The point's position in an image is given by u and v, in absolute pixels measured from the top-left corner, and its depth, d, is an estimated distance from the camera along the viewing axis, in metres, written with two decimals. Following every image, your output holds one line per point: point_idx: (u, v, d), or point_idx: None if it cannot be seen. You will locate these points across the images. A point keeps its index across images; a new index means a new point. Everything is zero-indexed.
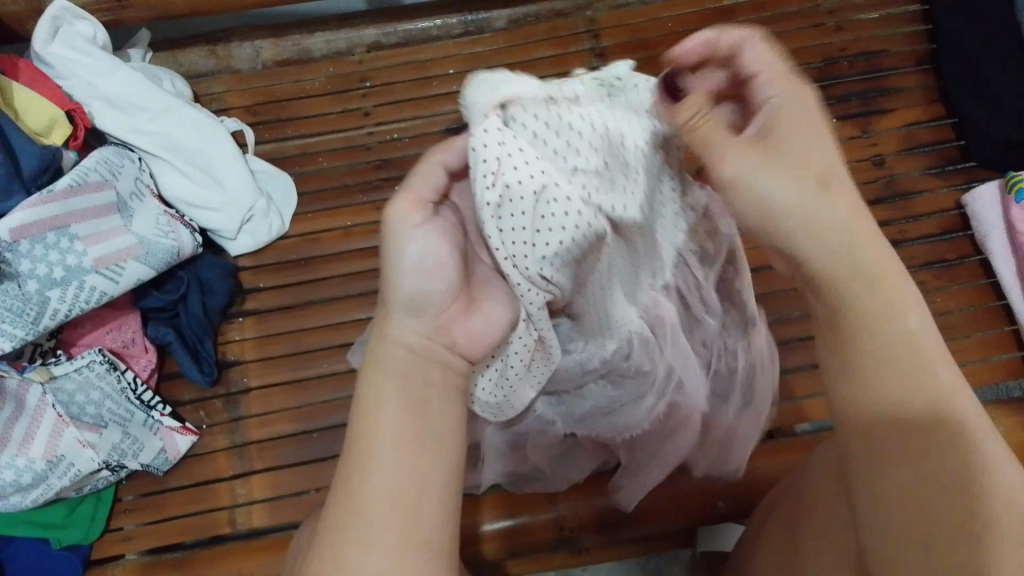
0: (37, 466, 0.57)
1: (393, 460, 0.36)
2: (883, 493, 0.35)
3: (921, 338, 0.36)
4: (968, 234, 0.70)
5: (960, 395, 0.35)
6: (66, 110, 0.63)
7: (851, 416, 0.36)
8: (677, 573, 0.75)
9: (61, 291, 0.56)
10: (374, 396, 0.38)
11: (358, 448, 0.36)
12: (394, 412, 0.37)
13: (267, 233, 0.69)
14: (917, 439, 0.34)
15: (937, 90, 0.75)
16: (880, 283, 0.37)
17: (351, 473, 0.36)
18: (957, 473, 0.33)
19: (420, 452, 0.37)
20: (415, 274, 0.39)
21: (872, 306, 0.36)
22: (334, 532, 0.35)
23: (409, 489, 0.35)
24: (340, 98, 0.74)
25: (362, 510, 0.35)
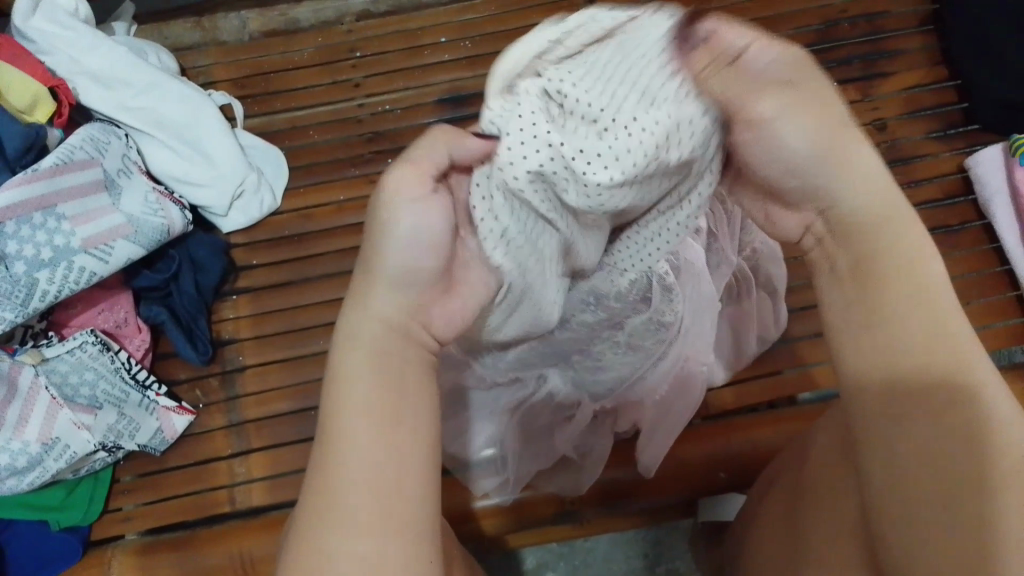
0: (33, 449, 0.57)
1: (367, 435, 0.32)
2: (894, 454, 0.34)
3: (934, 293, 0.35)
4: (970, 199, 0.69)
5: (976, 356, 0.34)
6: (49, 87, 0.61)
7: (861, 377, 0.35)
8: (679, 542, 0.76)
9: (50, 272, 0.55)
10: (348, 375, 0.33)
11: (329, 426, 0.33)
12: (361, 379, 0.33)
13: (259, 209, 0.68)
14: (929, 398, 0.33)
15: (940, 52, 0.73)
16: (893, 231, 0.36)
17: (324, 457, 0.32)
18: (957, 437, 0.32)
19: (393, 421, 0.33)
20: (405, 249, 0.34)
21: (895, 264, 0.35)
22: (312, 525, 0.31)
23: (386, 478, 0.32)
24: (332, 70, 0.73)
25: (342, 498, 0.31)
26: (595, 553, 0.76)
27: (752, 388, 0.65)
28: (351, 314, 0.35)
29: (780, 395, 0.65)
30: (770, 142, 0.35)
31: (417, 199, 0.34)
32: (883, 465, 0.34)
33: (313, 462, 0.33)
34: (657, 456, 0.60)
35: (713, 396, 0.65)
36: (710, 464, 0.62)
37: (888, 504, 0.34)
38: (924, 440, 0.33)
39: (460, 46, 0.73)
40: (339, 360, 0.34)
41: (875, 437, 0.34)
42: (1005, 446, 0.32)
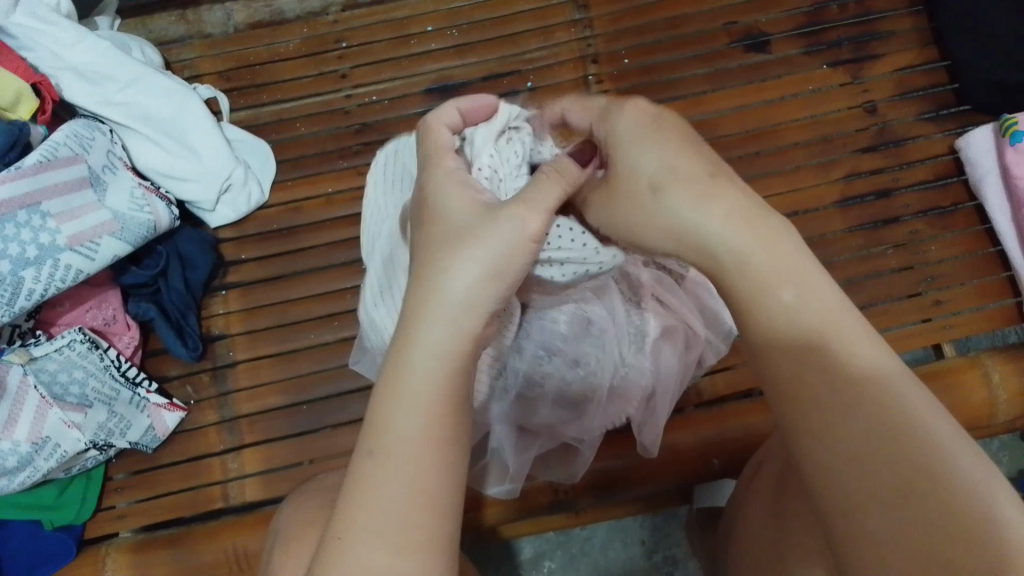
0: (23, 448, 0.56)
1: (416, 460, 0.32)
2: (838, 468, 0.32)
3: (831, 309, 0.35)
4: (962, 180, 0.69)
5: (877, 353, 0.34)
6: (31, 83, 0.60)
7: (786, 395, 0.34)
8: (676, 530, 0.76)
9: (36, 270, 0.54)
10: (401, 388, 0.33)
11: (376, 448, 0.32)
12: (416, 406, 0.32)
13: (247, 203, 0.68)
14: (855, 403, 0.32)
15: (930, 32, 0.73)
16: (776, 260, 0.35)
17: (364, 478, 0.32)
18: (920, 454, 0.31)
19: (442, 447, 0.32)
20: (444, 273, 0.35)
21: (763, 267, 0.35)
22: (349, 542, 0.31)
23: (431, 488, 0.31)
24: (316, 61, 0.72)
25: (392, 514, 0.31)
26: (591, 542, 0.76)
27: (742, 375, 0.65)
28: (402, 336, 0.34)
29: None
30: (670, 225, 0.38)
31: (522, 240, 0.35)
32: (839, 476, 0.32)
33: (352, 477, 0.32)
34: (656, 435, 0.58)
35: (707, 383, 0.65)
36: (703, 451, 0.62)
37: (843, 516, 0.31)
38: (877, 449, 0.31)
39: (447, 34, 0.72)
40: (395, 369, 0.33)
41: (818, 446, 0.32)
42: (965, 460, 0.31)
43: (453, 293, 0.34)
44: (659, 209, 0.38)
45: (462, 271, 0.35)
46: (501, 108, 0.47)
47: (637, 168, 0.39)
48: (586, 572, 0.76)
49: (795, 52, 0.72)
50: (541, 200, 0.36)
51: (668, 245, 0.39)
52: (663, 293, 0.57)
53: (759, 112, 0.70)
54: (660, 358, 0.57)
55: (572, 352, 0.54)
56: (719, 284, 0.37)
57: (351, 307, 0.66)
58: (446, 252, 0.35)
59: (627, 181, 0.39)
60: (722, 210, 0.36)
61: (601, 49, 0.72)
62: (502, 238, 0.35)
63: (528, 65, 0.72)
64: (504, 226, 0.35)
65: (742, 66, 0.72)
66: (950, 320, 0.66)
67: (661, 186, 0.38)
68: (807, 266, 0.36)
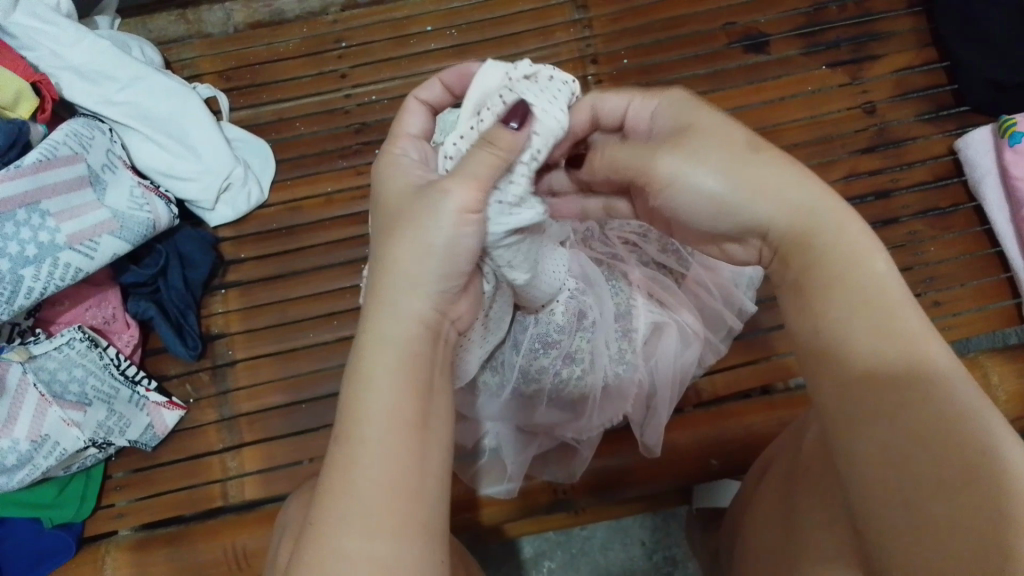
0: (23, 447, 0.56)
1: (383, 446, 0.32)
2: (867, 456, 0.31)
3: (879, 287, 0.34)
4: (961, 180, 0.69)
5: (928, 339, 0.32)
6: (31, 82, 0.60)
7: (824, 386, 0.33)
8: (676, 529, 0.76)
9: (35, 269, 0.55)
10: (371, 380, 0.33)
11: (349, 436, 0.32)
12: (385, 396, 0.33)
13: (246, 203, 0.68)
14: (889, 393, 0.31)
15: (929, 33, 0.73)
16: (839, 231, 0.36)
17: (337, 472, 0.31)
18: (951, 447, 0.29)
19: (409, 434, 0.32)
20: (416, 256, 0.35)
21: (840, 247, 0.35)
22: (320, 529, 0.31)
23: (403, 479, 0.31)
24: (316, 61, 0.72)
25: (365, 504, 0.30)
26: (592, 541, 0.76)
27: (741, 375, 0.65)
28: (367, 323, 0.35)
29: (771, 382, 0.65)
30: (760, 177, 0.38)
31: (458, 213, 0.35)
32: (873, 465, 0.30)
33: (325, 475, 0.32)
34: (658, 434, 0.57)
35: (705, 382, 0.65)
36: (702, 450, 0.62)
37: (877, 511, 0.30)
38: (904, 434, 0.30)
39: (446, 34, 0.73)
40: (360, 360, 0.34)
41: (848, 434, 0.32)
42: (1007, 455, 0.28)
43: (421, 270, 0.35)
44: (747, 168, 0.38)
45: (415, 245, 0.35)
46: (481, 71, 0.41)
47: (708, 126, 0.40)
48: (586, 571, 0.76)
49: (794, 52, 0.72)
50: (476, 170, 0.35)
51: (765, 208, 0.37)
52: (655, 290, 0.57)
53: (759, 113, 0.70)
54: (657, 355, 0.57)
55: (568, 346, 0.54)
56: (803, 253, 0.36)
57: (350, 306, 0.66)
58: (400, 234, 0.36)
59: (710, 138, 0.39)
60: (792, 177, 0.38)
61: (600, 49, 0.72)
62: (439, 215, 0.35)
63: None
64: (439, 201, 0.35)
65: (741, 66, 0.72)
66: (950, 320, 0.66)
67: (760, 145, 0.39)
68: (866, 239, 0.35)
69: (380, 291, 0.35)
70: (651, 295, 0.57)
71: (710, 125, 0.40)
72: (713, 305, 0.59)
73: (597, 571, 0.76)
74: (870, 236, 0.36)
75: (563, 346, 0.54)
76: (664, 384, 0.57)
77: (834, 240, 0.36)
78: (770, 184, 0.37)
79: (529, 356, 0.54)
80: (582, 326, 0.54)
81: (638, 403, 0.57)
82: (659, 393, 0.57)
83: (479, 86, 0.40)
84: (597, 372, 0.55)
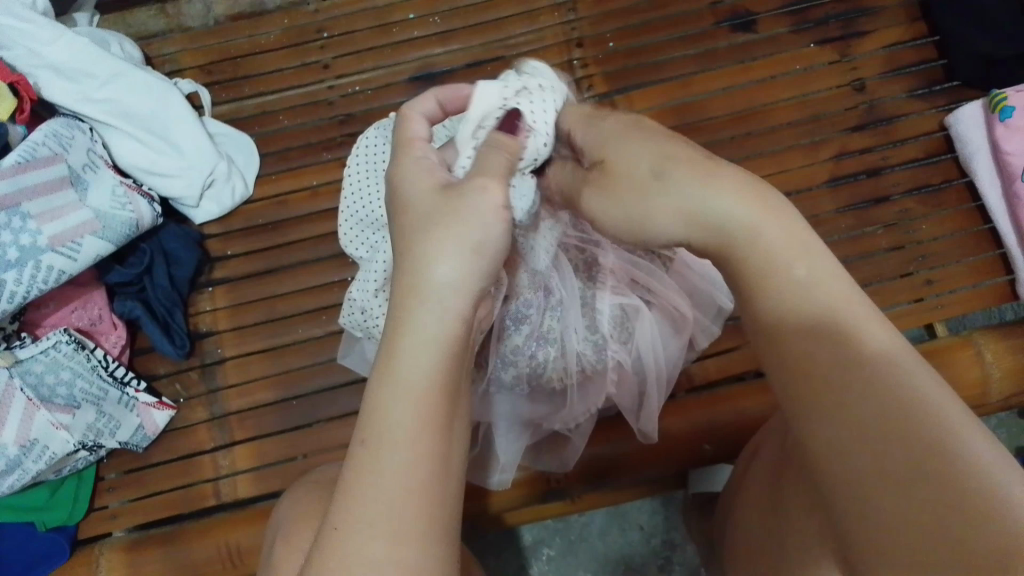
0: (11, 451, 0.56)
1: (409, 450, 0.30)
2: (839, 447, 0.31)
3: (828, 281, 0.33)
4: (953, 157, 0.68)
5: (880, 329, 0.32)
6: (8, 82, 0.59)
7: (782, 380, 0.33)
8: (674, 513, 0.76)
9: (17, 273, 0.54)
10: (397, 377, 0.32)
11: (371, 439, 0.31)
12: (411, 397, 0.31)
13: (231, 198, 0.67)
14: (854, 379, 0.31)
15: (919, 7, 0.72)
16: (750, 236, 0.34)
17: (359, 475, 0.30)
18: (919, 435, 0.29)
19: (434, 437, 0.31)
20: (451, 257, 0.34)
21: (779, 243, 0.34)
22: (342, 536, 0.29)
23: (427, 482, 0.30)
24: (298, 52, 0.71)
25: (389, 509, 0.29)
26: (590, 528, 0.76)
27: (734, 359, 0.65)
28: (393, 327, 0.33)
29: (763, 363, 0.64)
30: (665, 215, 0.37)
31: (494, 207, 0.35)
32: (843, 456, 0.30)
33: (347, 479, 0.31)
34: (654, 422, 0.57)
35: (698, 367, 0.65)
36: (696, 435, 0.62)
37: (852, 502, 0.30)
38: (874, 423, 0.30)
39: (429, 21, 0.72)
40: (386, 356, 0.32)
41: (823, 420, 0.31)
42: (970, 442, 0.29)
43: (444, 272, 0.33)
44: (653, 194, 0.37)
45: (446, 242, 0.34)
46: (480, 92, 0.43)
47: (621, 159, 0.39)
48: (585, 557, 0.76)
49: (782, 30, 0.71)
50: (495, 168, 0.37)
51: (672, 227, 0.37)
52: (635, 273, 0.56)
53: (748, 93, 0.70)
54: (635, 340, 0.55)
55: (538, 324, 0.54)
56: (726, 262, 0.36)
57: (338, 300, 0.65)
58: (428, 236, 0.34)
59: (625, 170, 0.39)
60: (730, 188, 0.35)
61: (586, 32, 0.71)
62: (476, 210, 0.35)
63: (511, 51, 0.71)
64: (473, 199, 0.35)
65: (728, 46, 0.71)
66: (944, 299, 0.65)
67: (664, 169, 0.37)
68: (813, 242, 0.34)
69: (405, 289, 0.34)
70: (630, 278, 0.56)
71: (620, 162, 0.39)
72: (700, 288, 0.58)
73: (596, 557, 0.76)
74: (805, 236, 0.34)
75: (534, 323, 0.54)
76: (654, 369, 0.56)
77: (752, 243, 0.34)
78: (674, 204, 0.36)
79: (509, 342, 0.54)
80: (552, 305, 0.54)
81: (625, 389, 0.57)
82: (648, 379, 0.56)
83: (481, 103, 0.43)
84: (569, 353, 0.54)
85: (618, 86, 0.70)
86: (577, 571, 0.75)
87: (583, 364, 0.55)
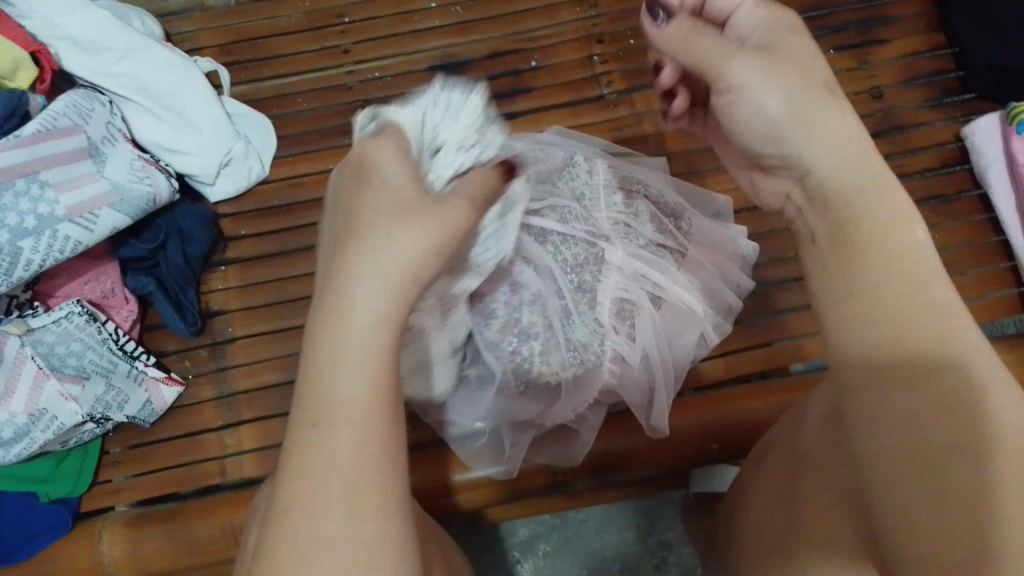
0: (20, 420, 0.56)
1: (350, 428, 0.28)
2: (883, 428, 0.31)
3: (923, 256, 0.33)
4: (966, 168, 0.69)
5: (958, 324, 0.31)
6: (30, 51, 0.59)
7: (850, 359, 0.32)
8: (671, 513, 0.76)
9: (34, 241, 0.54)
10: (327, 359, 0.29)
11: (310, 413, 0.28)
12: (348, 375, 0.29)
13: (247, 178, 0.67)
14: (912, 375, 0.31)
15: (937, 19, 0.72)
16: (869, 220, 0.34)
17: (303, 450, 0.28)
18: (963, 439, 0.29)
19: (373, 423, 0.28)
20: (410, 256, 0.30)
21: (878, 212, 0.34)
22: (293, 507, 0.27)
23: (371, 460, 0.28)
24: (319, 36, 0.72)
25: (329, 485, 0.27)
26: (587, 525, 0.76)
27: (743, 360, 0.65)
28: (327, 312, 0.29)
29: (772, 366, 0.64)
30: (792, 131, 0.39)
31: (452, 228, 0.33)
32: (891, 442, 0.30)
33: (290, 452, 0.28)
34: (665, 417, 0.57)
35: (706, 366, 0.65)
36: (702, 435, 0.62)
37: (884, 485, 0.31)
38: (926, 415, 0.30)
39: (451, 12, 0.72)
40: (313, 350, 0.29)
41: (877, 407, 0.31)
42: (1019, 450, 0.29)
43: (407, 264, 0.30)
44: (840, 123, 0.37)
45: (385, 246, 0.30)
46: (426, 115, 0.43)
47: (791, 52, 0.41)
48: (582, 553, 0.76)
49: None
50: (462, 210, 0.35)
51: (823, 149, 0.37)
52: (646, 269, 0.56)
53: None
54: (639, 331, 0.55)
55: (531, 323, 0.54)
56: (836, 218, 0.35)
57: None
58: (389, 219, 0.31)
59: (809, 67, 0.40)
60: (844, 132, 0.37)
61: (607, 29, 0.72)
62: (442, 222, 0.32)
63: (532, 44, 0.71)
64: (440, 213, 0.33)
65: None
66: None
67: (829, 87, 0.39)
68: (903, 200, 0.34)
69: (355, 263, 0.30)
70: (637, 273, 0.56)
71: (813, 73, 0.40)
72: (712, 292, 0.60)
73: (593, 554, 0.76)
74: (913, 209, 0.34)
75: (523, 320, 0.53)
76: (656, 363, 0.56)
77: (869, 207, 0.34)
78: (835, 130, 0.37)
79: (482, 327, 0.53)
80: (544, 294, 0.54)
81: (634, 383, 0.57)
82: (647, 371, 0.56)
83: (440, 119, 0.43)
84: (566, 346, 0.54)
85: (637, 84, 0.70)
86: (573, 567, 0.75)
87: (583, 358, 0.54)
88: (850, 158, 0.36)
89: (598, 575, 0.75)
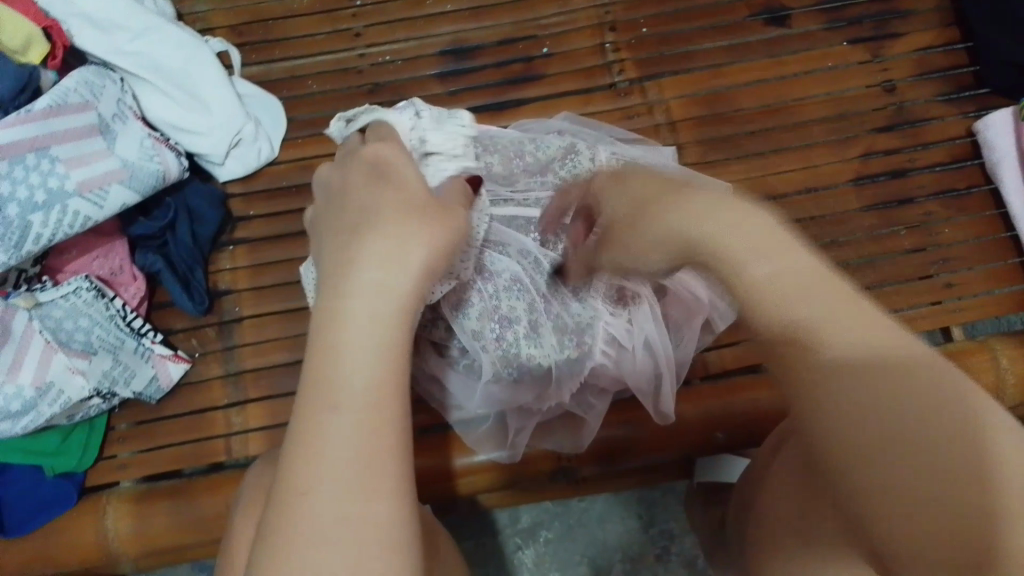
0: (27, 393, 0.56)
1: (361, 416, 0.28)
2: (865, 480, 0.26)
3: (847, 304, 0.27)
4: (978, 163, 0.68)
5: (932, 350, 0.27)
6: (43, 27, 0.59)
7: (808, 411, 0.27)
8: (673, 502, 0.76)
9: (44, 215, 0.54)
10: (340, 337, 0.29)
11: (317, 399, 0.28)
12: (359, 363, 0.28)
13: (256, 159, 0.67)
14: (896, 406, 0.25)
15: (953, 13, 0.72)
16: (768, 290, 0.28)
17: (311, 437, 0.27)
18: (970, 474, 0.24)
19: (385, 415, 0.28)
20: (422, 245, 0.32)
21: (777, 262, 0.28)
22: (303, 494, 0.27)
23: (379, 451, 0.27)
24: (331, 19, 0.71)
25: (339, 472, 0.27)
26: (590, 513, 0.76)
27: (749, 350, 0.65)
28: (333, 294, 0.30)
29: None
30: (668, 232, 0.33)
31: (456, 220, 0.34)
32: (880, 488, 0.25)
33: (295, 436, 0.28)
34: (672, 402, 0.58)
35: (712, 355, 0.65)
36: (707, 424, 0.62)
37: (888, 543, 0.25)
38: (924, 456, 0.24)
39: None
40: (321, 334, 0.29)
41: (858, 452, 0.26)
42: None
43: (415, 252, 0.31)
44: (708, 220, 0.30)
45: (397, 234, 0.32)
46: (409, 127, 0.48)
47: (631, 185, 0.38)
48: (583, 541, 0.76)
49: (815, 27, 0.71)
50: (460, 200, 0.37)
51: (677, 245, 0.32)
52: None
53: (775, 88, 0.70)
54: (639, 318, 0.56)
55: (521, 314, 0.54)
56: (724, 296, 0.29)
57: None
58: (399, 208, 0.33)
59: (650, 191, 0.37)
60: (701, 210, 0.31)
61: (620, 17, 0.71)
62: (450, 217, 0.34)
63: (544, 31, 0.71)
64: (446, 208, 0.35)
65: (760, 40, 0.71)
66: (960, 303, 0.65)
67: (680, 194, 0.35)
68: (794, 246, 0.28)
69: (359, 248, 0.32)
70: None
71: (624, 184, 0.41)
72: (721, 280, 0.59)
73: (594, 542, 0.76)
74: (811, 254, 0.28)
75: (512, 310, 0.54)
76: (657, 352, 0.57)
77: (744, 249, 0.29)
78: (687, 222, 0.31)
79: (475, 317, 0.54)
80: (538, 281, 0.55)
81: (637, 370, 0.57)
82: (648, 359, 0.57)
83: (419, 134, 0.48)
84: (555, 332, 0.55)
85: (648, 73, 0.70)
86: (574, 554, 0.76)
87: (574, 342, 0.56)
88: (727, 235, 0.30)
89: (599, 562, 0.75)
